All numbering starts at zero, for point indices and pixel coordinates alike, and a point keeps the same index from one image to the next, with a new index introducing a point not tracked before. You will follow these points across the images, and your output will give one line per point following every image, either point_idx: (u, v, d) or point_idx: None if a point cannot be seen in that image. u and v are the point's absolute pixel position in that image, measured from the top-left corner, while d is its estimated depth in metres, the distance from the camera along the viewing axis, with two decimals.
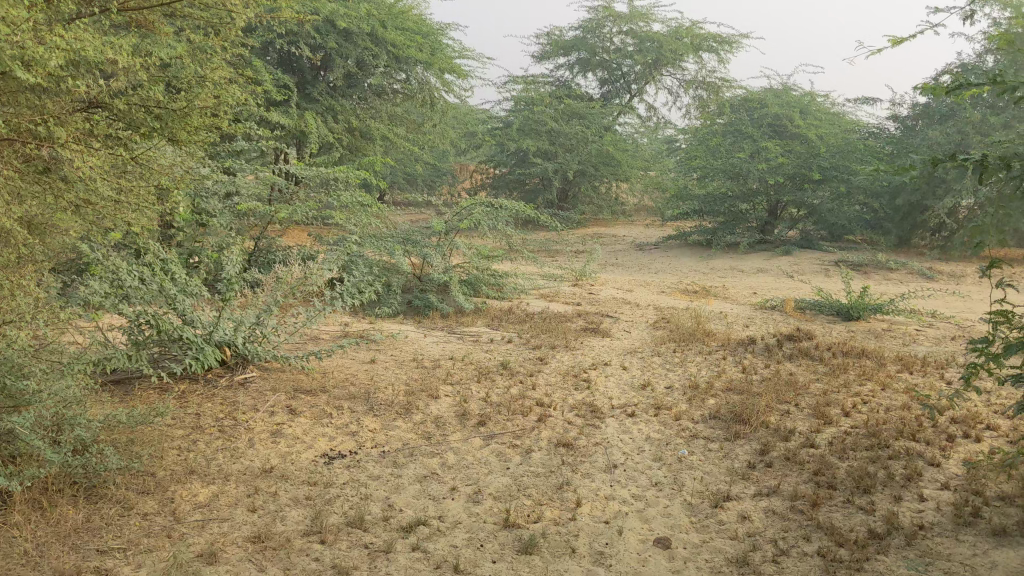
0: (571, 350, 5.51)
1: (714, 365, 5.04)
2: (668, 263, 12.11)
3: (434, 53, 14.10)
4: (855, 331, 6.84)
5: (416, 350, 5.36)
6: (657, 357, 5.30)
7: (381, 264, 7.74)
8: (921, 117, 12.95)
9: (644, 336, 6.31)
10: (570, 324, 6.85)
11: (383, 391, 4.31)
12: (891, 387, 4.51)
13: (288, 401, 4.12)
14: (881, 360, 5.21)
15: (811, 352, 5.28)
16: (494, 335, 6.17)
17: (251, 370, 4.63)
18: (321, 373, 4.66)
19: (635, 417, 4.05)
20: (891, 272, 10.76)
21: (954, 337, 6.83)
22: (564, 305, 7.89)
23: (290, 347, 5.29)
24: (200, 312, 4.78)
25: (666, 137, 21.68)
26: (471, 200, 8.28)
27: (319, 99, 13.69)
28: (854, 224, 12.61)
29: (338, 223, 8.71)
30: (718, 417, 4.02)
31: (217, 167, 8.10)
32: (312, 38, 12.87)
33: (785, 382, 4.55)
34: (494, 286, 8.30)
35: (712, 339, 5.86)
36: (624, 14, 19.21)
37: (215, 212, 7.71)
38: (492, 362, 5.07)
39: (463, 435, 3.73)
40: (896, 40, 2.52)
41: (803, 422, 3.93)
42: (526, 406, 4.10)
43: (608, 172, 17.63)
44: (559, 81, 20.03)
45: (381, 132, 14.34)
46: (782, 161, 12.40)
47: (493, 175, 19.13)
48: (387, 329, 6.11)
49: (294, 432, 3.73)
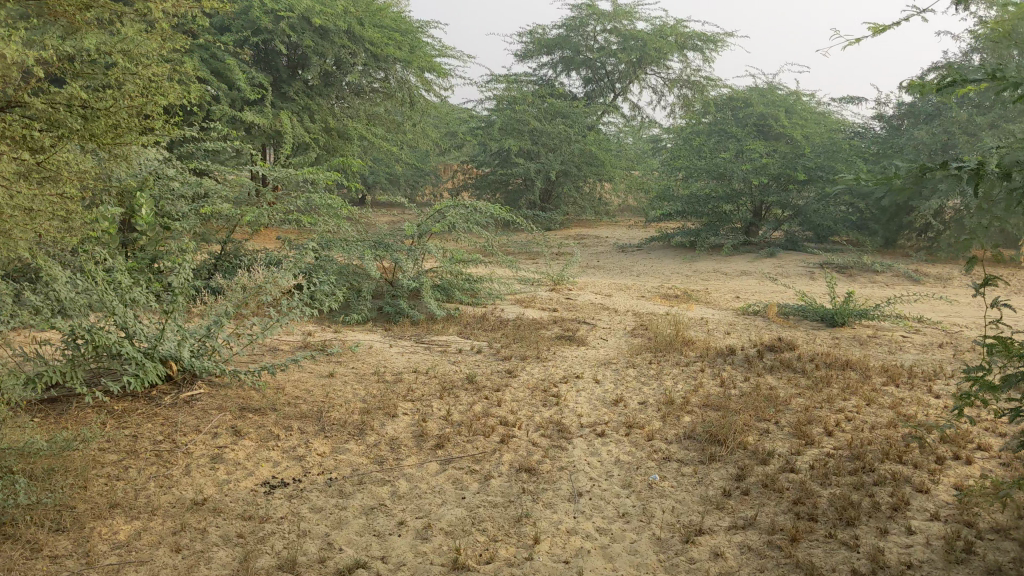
0: (543, 361, 5.26)
1: (691, 378, 4.79)
2: (650, 266, 11.89)
3: (414, 51, 13.82)
4: (839, 338, 6.62)
5: (379, 362, 5.09)
6: (632, 368, 5.06)
7: (351, 269, 7.48)
8: (907, 117, 12.77)
9: (621, 344, 6.07)
10: (546, 331, 6.61)
11: (337, 409, 4.04)
12: (877, 403, 4.28)
13: (234, 421, 3.84)
14: (866, 371, 4.98)
15: (793, 363, 5.04)
16: (464, 344, 5.91)
17: (199, 386, 4.34)
18: (274, 388, 4.38)
19: (604, 437, 3.80)
20: (878, 274, 10.56)
21: (942, 344, 6.63)
22: (540, 311, 7.64)
23: (246, 358, 5.02)
24: (147, 324, 4.49)
25: (650, 137, 21.48)
26: (445, 203, 8.01)
27: (295, 99, 13.36)
28: (839, 224, 12.41)
29: (307, 226, 8.42)
30: (693, 437, 3.77)
31: (181, 168, 7.80)
32: (287, 35, 12.56)
33: (766, 397, 4.31)
34: (469, 291, 8.05)
35: (690, 349, 5.61)
36: (608, 12, 18.96)
37: (179, 216, 7.41)
38: (458, 375, 4.81)
39: (419, 459, 3.47)
40: (879, 28, 2.37)
41: (784, 442, 3.69)
42: (488, 425, 3.84)
43: (591, 172, 17.40)
44: (542, 79, 19.80)
45: (359, 132, 14.05)
46: (766, 161, 12.18)
47: (475, 175, 18.85)
48: (351, 338, 5.84)
49: (235, 457, 3.44)
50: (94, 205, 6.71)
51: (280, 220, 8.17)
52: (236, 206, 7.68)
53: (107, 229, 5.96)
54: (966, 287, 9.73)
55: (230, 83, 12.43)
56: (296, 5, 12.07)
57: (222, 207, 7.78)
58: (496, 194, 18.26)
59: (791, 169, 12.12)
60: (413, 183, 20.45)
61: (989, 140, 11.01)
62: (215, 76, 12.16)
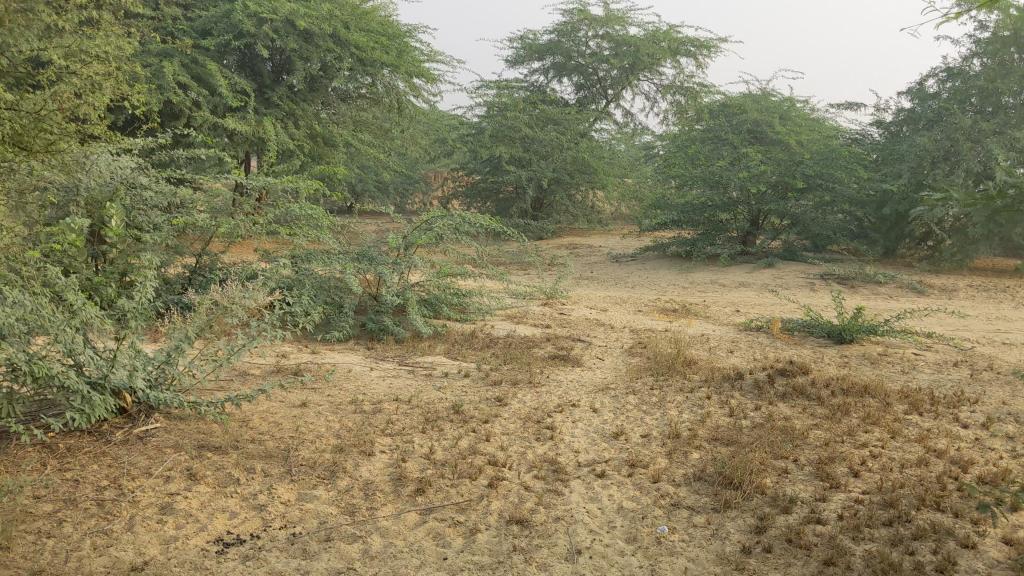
0: (536, 386, 4.85)
1: (697, 407, 4.39)
2: (646, 277, 11.52)
3: (402, 56, 13.43)
4: (848, 357, 6.25)
5: (358, 389, 4.68)
6: (632, 394, 4.66)
7: (331, 283, 7.07)
8: (907, 122, 12.45)
9: (619, 366, 5.66)
10: (538, 350, 6.20)
11: (306, 448, 3.63)
12: (902, 436, 3.90)
13: (190, 462, 3.43)
14: (886, 398, 4.59)
15: (806, 389, 4.65)
16: (450, 366, 5.49)
17: (155, 419, 3.93)
18: (239, 422, 3.98)
19: (605, 479, 3.40)
20: (880, 285, 10.21)
21: (956, 363, 6.26)
22: (533, 327, 7.24)
23: (211, 386, 4.60)
24: (102, 348, 4.08)
25: (643, 143, 21.16)
26: (432, 213, 7.58)
27: (279, 104, 12.84)
28: (838, 233, 12.06)
29: (287, 236, 8.00)
30: (704, 479, 3.38)
31: (153, 175, 7.38)
32: (270, 39, 12.14)
33: (781, 430, 3.91)
34: (457, 306, 7.64)
35: (694, 371, 5.21)
36: (600, 17, 18.57)
37: (151, 227, 7.00)
38: (443, 405, 4.40)
39: (395, 508, 3.08)
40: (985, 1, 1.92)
41: (805, 484, 3.30)
42: (474, 466, 3.44)
43: (583, 180, 17.10)
44: (533, 86, 19.45)
45: (345, 138, 13.65)
46: (764, 168, 11.78)
47: (465, 182, 18.48)
48: (329, 360, 5.42)
49: (187, 507, 3.05)
50: (58, 216, 6.29)
51: (257, 232, 7.76)
52: (211, 217, 7.28)
53: (73, 241, 5.53)
54: (972, 299, 9.41)
55: (212, 89, 12.01)
56: (280, 8, 11.67)
57: (197, 217, 7.38)
58: (487, 202, 17.90)
59: (789, 177, 11.77)
60: (402, 191, 20.10)
61: (995, 148, 10.69)
62: (195, 81, 11.75)
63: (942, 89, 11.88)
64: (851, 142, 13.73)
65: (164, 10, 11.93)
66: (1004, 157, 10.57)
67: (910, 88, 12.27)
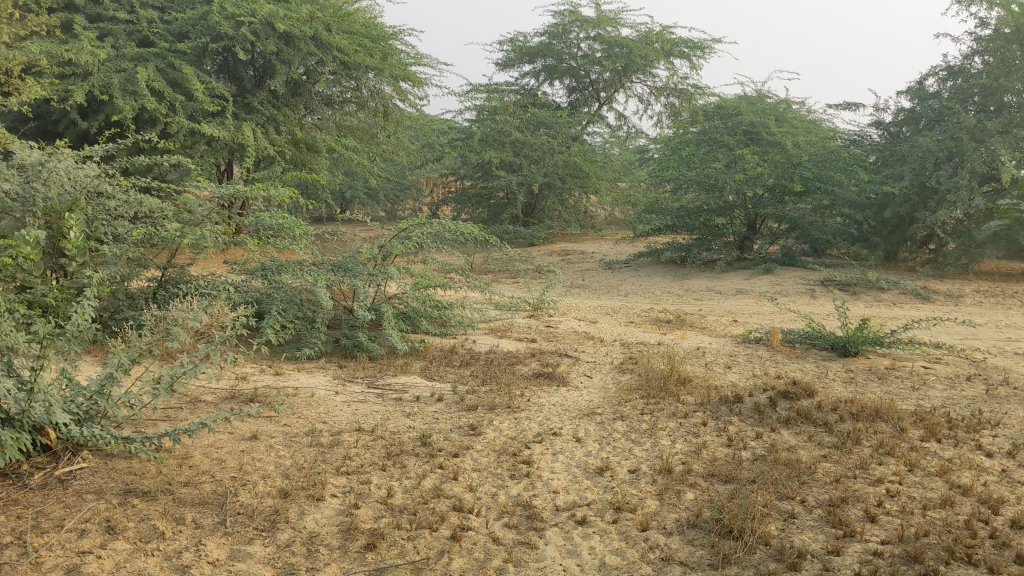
0: (514, 413, 4.40)
1: (691, 436, 3.96)
2: (639, 284, 11.09)
3: (386, 59, 13.02)
4: (854, 372, 5.83)
5: (318, 418, 4.24)
6: (620, 422, 4.22)
7: (302, 296, 6.62)
8: (907, 122, 12.05)
9: (607, 385, 5.22)
10: (521, 368, 5.77)
11: (248, 492, 3.20)
12: (921, 469, 3.49)
13: (110, 512, 3.00)
14: (900, 423, 4.16)
15: (812, 414, 4.22)
16: (424, 388, 5.04)
17: (82, 459, 3.49)
18: (177, 460, 3.55)
19: (586, 527, 2.97)
20: (884, 291, 9.80)
21: (969, 377, 5.83)
22: (517, 342, 6.80)
23: (156, 417, 4.16)
24: (25, 378, 3.63)
25: (636, 146, 20.78)
26: (411, 220, 7.12)
27: (259, 109, 12.37)
28: (838, 237, 11.65)
29: (258, 247, 7.55)
30: (699, 526, 2.95)
31: (116, 184, 6.92)
32: (249, 42, 11.69)
33: (786, 464, 3.50)
34: (438, 320, 7.19)
35: (688, 393, 4.76)
36: (592, 19, 18.18)
37: (113, 238, 6.56)
38: (410, 436, 3.96)
39: (341, 568, 2.65)
40: None
41: (817, 532, 2.88)
42: (436, 513, 3.01)
43: (575, 185, 16.65)
44: (524, 89, 19.05)
45: (328, 144, 13.21)
46: (761, 171, 11.35)
47: (456, 188, 18.04)
48: (291, 384, 4.97)
49: (98, 570, 2.61)
50: (13, 229, 5.66)
51: (227, 242, 7.32)
52: (178, 226, 6.83)
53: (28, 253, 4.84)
54: (980, 305, 9.01)
55: (189, 94, 11.53)
56: (258, 10, 11.21)
57: (163, 227, 6.94)
58: (477, 208, 17.51)
59: (788, 181, 11.35)
60: (392, 197, 19.66)
61: (1000, 148, 10.30)
62: (171, 87, 11.26)
63: (943, 88, 11.48)
64: (850, 143, 13.30)
65: (140, 13, 11.49)
66: (1008, 157, 10.17)
67: (910, 87, 11.86)
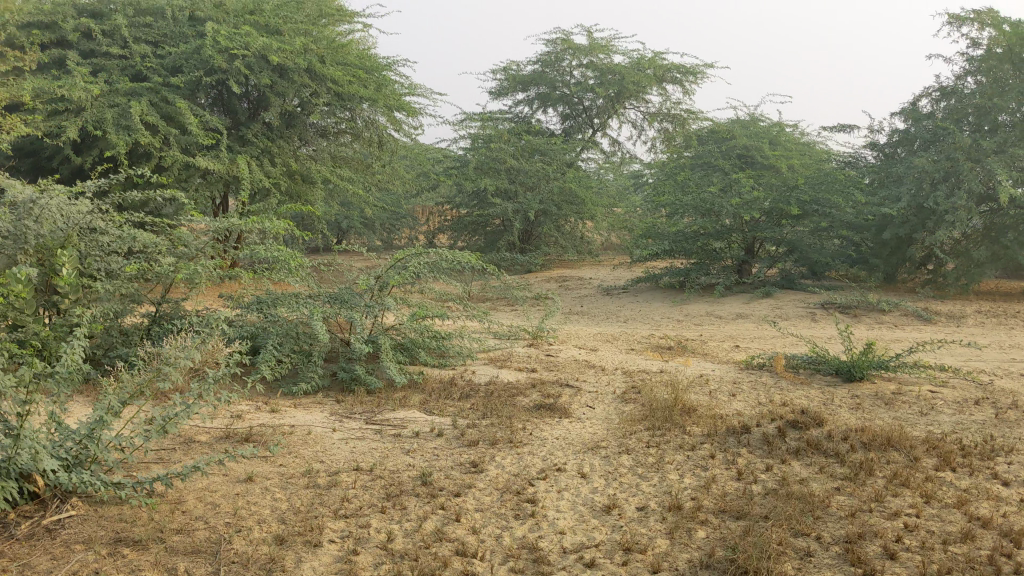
0: (516, 448, 4.29)
1: (699, 470, 3.86)
2: (638, 311, 11.00)
3: (380, 89, 13.02)
4: (860, 398, 5.72)
5: (316, 457, 4.13)
6: (626, 455, 4.11)
7: (297, 330, 6.53)
8: (903, 143, 12.04)
9: (610, 416, 5.11)
10: (522, 399, 5.66)
11: (243, 539, 3.09)
12: (938, 501, 3.40)
13: (100, 563, 2.88)
14: (913, 452, 4.06)
15: (822, 444, 4.12)
16: (424, 422, 4.94)
17: (71, 506, 3.38)
18: (169, 505, 3.44)
19: (595, 570, 2.86)
20: (885, 313, 9.72)
21: (977, 401, 5.73)
22: (517, 372, 6.69)
23: (148, 459, 4.05)
24: (11, 423, 3.52)
25: (631, 171, 20.80)
26: (407, 251, 7.03)
27: (253, 141, 12.32)
28: (836, 260, 11.59)
29: (253, 280, 7.45)
30: (712, 567, 2.85)
31: (110, 219, 6.84)
32: (243, 75, 11.68)
33: (799, 498, 3.40)
34: (436, 351, 7.09)
35: (694, 424, 4.66)
36: (584, 46, 18.23)
37: (106, 274, 6.46)
38: (410, 475, 3.85)
39: None
40: None
41: (835, 572, 2.77)
42: (439, 558, 2.91)
43: (571, 211, 16.62)
44: (517, 116, 19.07)
45: (322, 175, 13.16)
46: (758, 195, 11.31)
47: (452, 216, 17.99)
48: (288, 421, 4.86)
49: None
50: (5, 267, 5.58)
51: (221, 276, 7.22)
52: (172, 261, 6.74)
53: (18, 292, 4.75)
54: (982, 326, 8.94)
55: (183, 128, 11.49)
56: (251, 43, 11.21)
57: (157, 262, 6.86)
58: (474, 235, 17.48)
59: (785, 204, 11.30)
60: (388, 227, 19.61)
61: (997, 167, 10.28)
62: (165, 121, 11.23)
63: (936, 109, 11.49)
64: (845, 165, 13.29)
65: (133, 48, 11.38)
66: (1006, 177, 10.14)
67: (904, 108, 11.85)
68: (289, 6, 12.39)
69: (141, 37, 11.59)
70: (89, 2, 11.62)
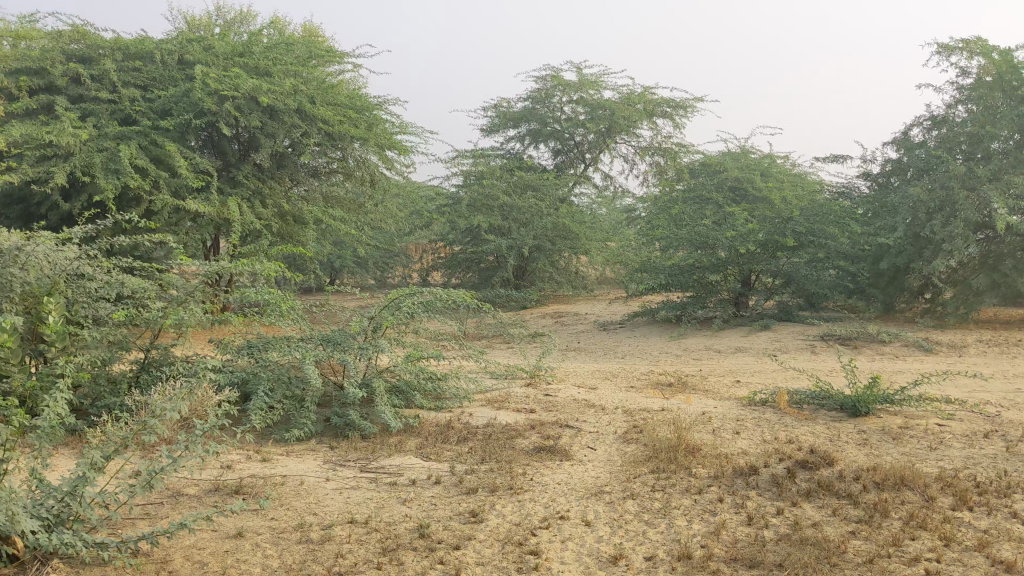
0: (518, 494, 4.14)
1: (708, 515, 3.72)
2: (636, 346, 10.87)
3: (371, 128, 13.00)
4: (867, 433, 5.57)
5: (310, 509, 3.98)
6: (631, 501, 3.97)
7: (289, 374, 6.37)
8: (896, 173, 12.03)
9: (612, 458, 4.96)
10: (521, 442, 5.50)
11: None
12: (958, 544, 3.28)
13: None
14: (927, 491, 3.93)
15: (834, 485, 3.98)
16: (421, 469, 4.78)
17: (51, 569, 3.22)
18: (156, 566, 3.29)
19: None
20: (886, 344, 9.60)
21: (987, 434, 5.59)
22: (515, 413, 6.52)
23: (135, 515, 3.89)
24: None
25: (624, 205, 20.78)
26: (400, 291, 6.90)
27: (244, 183, 12.24)
28: (834, 291, 11.50)
29: (243, 324, 7.31)
30: None
31: (97, 264, 6.71)
32: (233, 117, 11.64)
33: (813, 544, 3.28)
34: (431, 393, 6.93)
35: (700, 465, 4.51)
36: (573, 82, 18.32)
37: (94, 321, 6.32)
38: (408, 527, 3.70)
39: None
40: None
41: None
42: None
43: (565, 246, 16.55)
44: (509, 153, 19.09)
45: (314, 215, 13.06)
46: (753, 227, 11.23)
47: (445, 254, 17.90)
48: (280, 471, 4.70)
49: None
50: None
51: (212, 320, 7.08)
52: (162, 306, 6.60)
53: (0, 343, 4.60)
54: (984, 355, 8.84)
55: (173, 171, 11.41)
56: (241, 85, 11.21)
57: (146, 307, 6.72)
58: (468, 272, 17.37)
59: (780, 236, 11.23)
60: (382, 265, 19.50)
61: (992, 195, 10.24)
62: (154, 164, 11.15)
63: (928, 138, 11.50)
64: (839, 196, 13.26)
65: (122, 92, 11.31)
66: (1001, 204, 10.09)
67: (895, 138, 11.87)
68: (278, 48, 12.40)
69: (130, 81, 11.52)
70: (78, 47, 11.52)
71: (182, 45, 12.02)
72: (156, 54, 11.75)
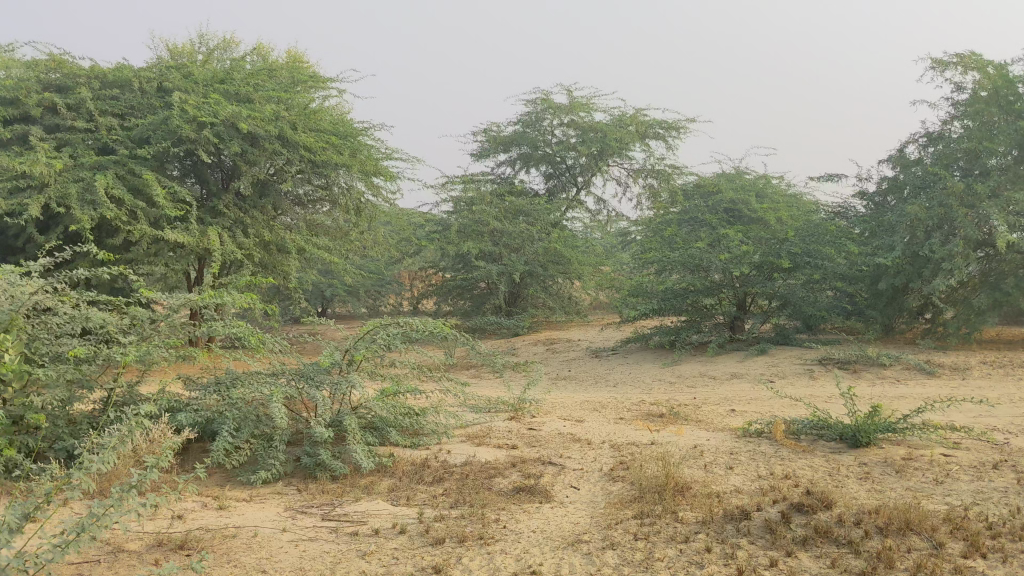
0: (488, 545, 3.79)
1: (694, 568, 3.39)
2: (629, 374, 10.49)
3: (355, 154, 12.74)
4: (869, 467, 5.21)
5: (259, 565, 3.63)
6: (609, 552, 3.62)
7: (256, 414, 5.99)
8: (891, 191, 11.77)
9: (595, 500, 4.61)
10: (499, 482, 5.14)
11: None
12: None
13: None
14: (934, 534, 3.58)
15: (833, 530, 3.65)
16: (389, 516, 4.42)
17: None
18: None
19: None
20: (887, 367, 9.25)
21: (995, 465, 5.23)
22: (495, 450, 6.15)
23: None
24: None
25: (618, 230, 20.50)
26: (374, 322, 6.53)
27: (225, 212, 11.94)
28: (831, 313, 11.15)
29: (212, 359, 6.93)
30: None
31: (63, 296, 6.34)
32: (213, 144, 11.35)
33: None
34: (408, 430, 6.55)
35: (688, 508, 4.16)
36: (564, 105, 18.10)
37: (56, 357, 5.95)
38: None
39: None
40: None
41: None
42: None
43: (557, 271, 16.25)
44: (500, 178, 18.82)
45: (297, 244, 12.74)
46: (748, 249, 10.91)
47: (435, 281, 17.54)
48: (234, 520, 4.33)
49: None
50: None
51: (178, 356, 6.72)
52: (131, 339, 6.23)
53: None
54: (989, 378, 8.49)
55: (151, 201, 11.09)
56: (221, 111, 10.94)
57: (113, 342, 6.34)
58: (459, 299, 17.03)
59: (775, 257, 10.91)
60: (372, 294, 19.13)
61: (992, 211, 9.95)
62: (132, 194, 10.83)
63: (924, 155, 11.29)
64: (835, 216, 12.97)
65: (99, 121, 11.02)
66: (1001, 221, 9.80)
67: (891, 155, 11.64)
68: (261, 75, 12.21)
69: (107, 109, 11.25)
70: (56, 76, 11.23)
71: (162, 72, 11.77)
72: (136, 82, 11.51)
